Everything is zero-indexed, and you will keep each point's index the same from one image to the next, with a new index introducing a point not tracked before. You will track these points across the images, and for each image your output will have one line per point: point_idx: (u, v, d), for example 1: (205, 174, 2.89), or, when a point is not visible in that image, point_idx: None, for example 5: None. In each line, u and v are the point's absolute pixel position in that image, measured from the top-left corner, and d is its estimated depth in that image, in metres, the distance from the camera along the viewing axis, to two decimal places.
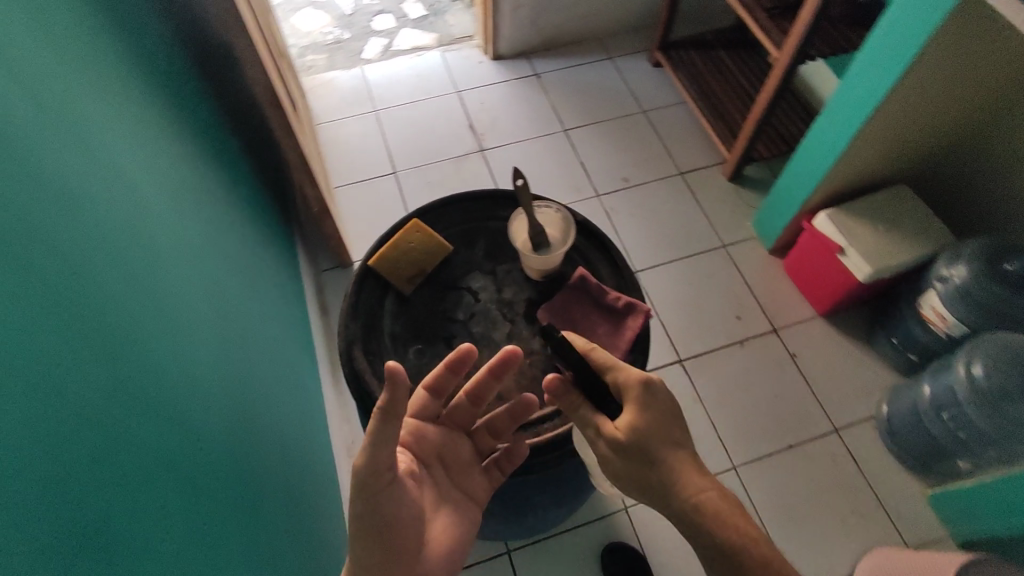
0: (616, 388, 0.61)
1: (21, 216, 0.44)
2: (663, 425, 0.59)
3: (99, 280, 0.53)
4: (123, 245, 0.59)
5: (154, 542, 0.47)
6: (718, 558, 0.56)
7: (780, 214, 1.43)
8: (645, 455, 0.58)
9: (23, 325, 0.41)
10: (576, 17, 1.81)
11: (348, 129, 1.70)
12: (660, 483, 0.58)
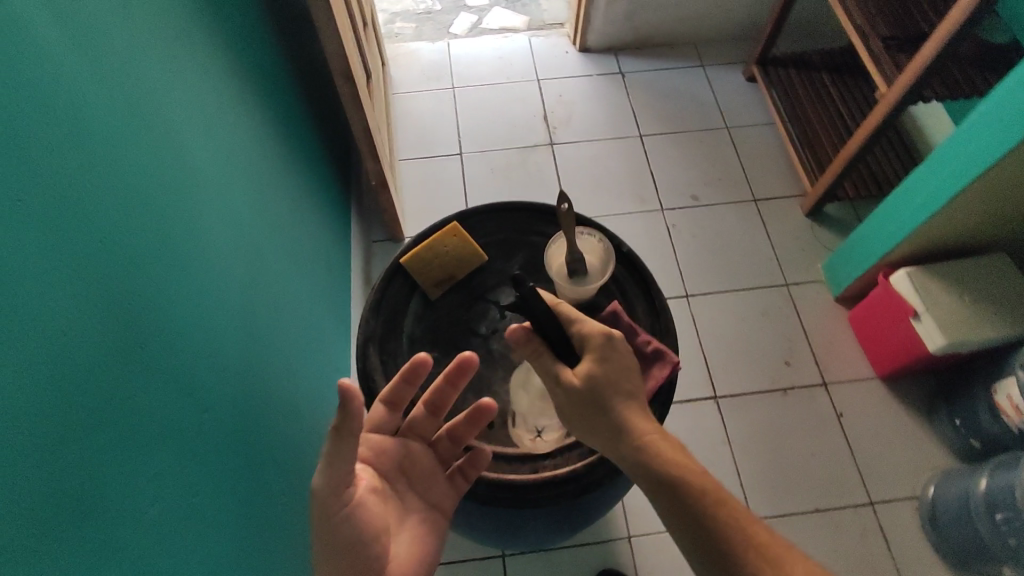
0: (578, 338, 0.60)
1: (52, 173, 0.45)
2: (620, 374, 0.59)
3: (127, 241, 0.53)
4: (160, 205, 0.60)
5: (130, 509, 0.48)
6: (671, 504, 0.52)
7: (854, 263, 1.32)
8: (600, 402, 0.58)
9: (32, 283, 0.41)
10: (673, 19, 1.72)
11: (422, 102, 1.69)
12: (614, 431, 0.57)
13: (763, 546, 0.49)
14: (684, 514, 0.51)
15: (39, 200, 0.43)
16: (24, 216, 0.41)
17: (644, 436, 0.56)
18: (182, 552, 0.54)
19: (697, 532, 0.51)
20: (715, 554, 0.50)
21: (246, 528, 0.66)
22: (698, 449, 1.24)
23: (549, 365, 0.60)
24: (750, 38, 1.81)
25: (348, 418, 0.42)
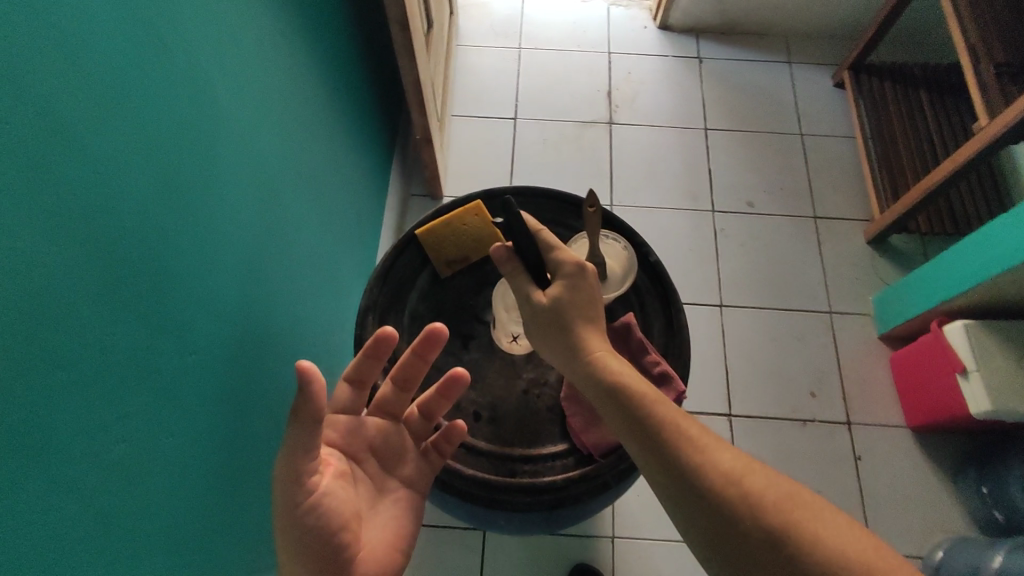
0: (553, 265, 0.60)
1: (56, 100, 0.42)
2: (587, 300, 0.59)
3: (137, 179, 0.51)
4: (181, 142, 0.57)
5: (107, 448, 0.48)
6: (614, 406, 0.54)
7: (908, 304, 1.23)
8: (563, 325, 0.59)
9: (17, 218, 0.39)
10: (766, 6, 1.59)
11: (486, 58, 1.63)
12: (568, 349, 0.59)
13: (698, 443, 0.49)
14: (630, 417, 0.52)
15: (33, 128, 0.40)
16: (17, 143, 0.39)
17: (599, 358, 0.57)
18: (157, 491, 0.54)
19: (642, 439, 0.51)
20: (656, 458, 0.50)
21: (228, 471, 0.66)
22: None
23: (521, 285, 0.61)
24: (847, 39, 1.67)
25: (307, 400, 0.41)
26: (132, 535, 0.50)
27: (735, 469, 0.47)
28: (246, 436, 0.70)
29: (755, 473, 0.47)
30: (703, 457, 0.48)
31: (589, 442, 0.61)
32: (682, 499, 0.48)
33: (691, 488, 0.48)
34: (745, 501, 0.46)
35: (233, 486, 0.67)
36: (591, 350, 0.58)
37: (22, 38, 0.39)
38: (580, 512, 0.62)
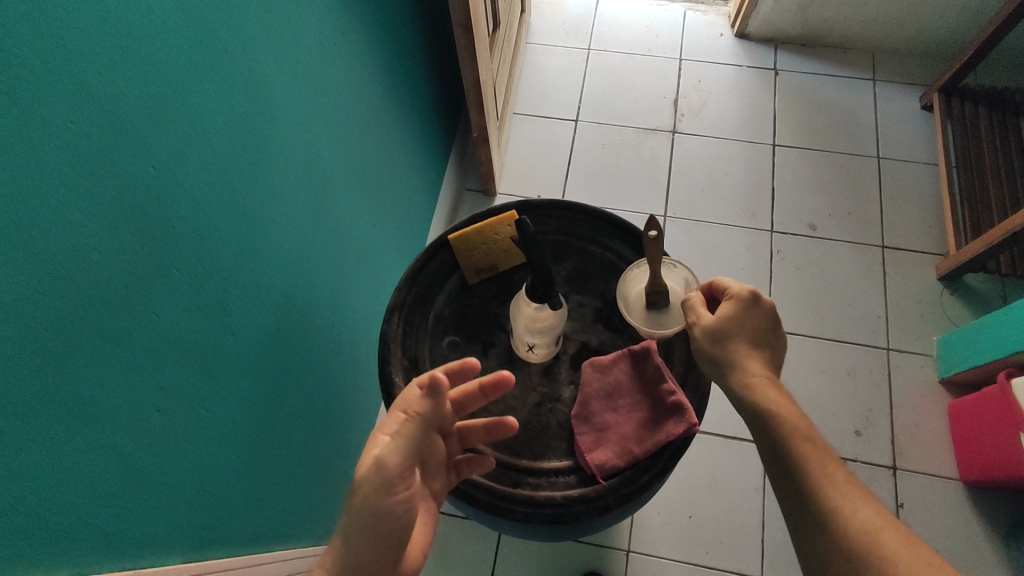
0: (728, 291, 0.65)
1: (118, 105, 0.47)
2: (763, 320, 0.63)
3: (186, 173, 0.55)
4: (231, 139, 0.61)
5: (143, 417, 0.53)
6: (765, 434, 0.58)
7: (978, 349, 1.15)
8: (729, 341, 0.62)
9: (71, 212, 0.44)
10: (854, 18, 1.50)
11: (553, 57, 1.63)
12: (724, 365, 0.62)
13: (839, 488, 0.53)
14: (777, 452, 0.57)
15: (94, 130, 0.45)
16: (69, 143, 0.43)
17: (754, 381, 0.60)
18: (188, 458, 0.59)
19: (781, 467, 0.57)
20: (780, 473, 0.57)
21: (259, 444, 0.72)
22: (726, 490, 1.18)
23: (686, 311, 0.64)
24: (942, 58, 1.55)
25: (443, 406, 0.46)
26: (163, 495, 0.56)
27: (870, 522, 0.51)
28: (278, 412, 0.75)
29: (894, 533, 0.50)
30: (840, 503, 0.52)
31: (596, 463, 0.61)
32: (807, 534, 0.53)
33: (817, 528, 0.53)
34: (868, 550, 0.49)
35: (259, 458, 0.72)
36: (745, 373, 0.61)
37: (83, 46, 0.43)
38: (580, 530, 0.63)
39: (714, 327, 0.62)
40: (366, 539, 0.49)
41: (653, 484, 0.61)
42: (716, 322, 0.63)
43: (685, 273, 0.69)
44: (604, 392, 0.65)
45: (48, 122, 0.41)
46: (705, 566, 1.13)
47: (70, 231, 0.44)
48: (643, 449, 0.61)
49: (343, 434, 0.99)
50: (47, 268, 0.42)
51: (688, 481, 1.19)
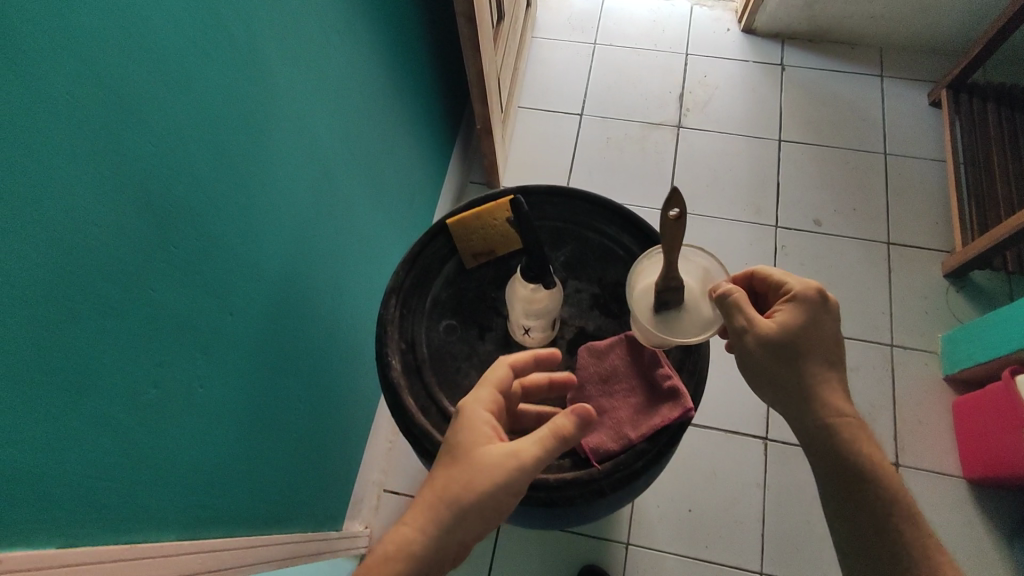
0: (799, 298, 0.65)
1: (120, 82, 0.47)
2: (834, 333, 0.65)
3: (187, 152, 0.55)
4: (232, 121, 0.61)
5: (139, 392, 0.53)
6: (844, 464, 0.65)
7: (984, 346, 1.14)
8: (800, 354, 0.64)
9: (73, 186, 0.44)
10: (862, 13, 1.49)
11: (559, 51, 1.63)
12: (805, 387, 0.64)
13: (909, 521, 0.63)
14: (856, 485, 0.65)
15: (95, 105, 0.45)
16: (75, 119, 0.44)
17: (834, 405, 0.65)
18: (184, 435, 0.60)
19: (859, 498, 0.64)
20: (856, 505, 0.65)
21: (254, 426, 0.72)
22: (727, 485, 1.17)
23: (742, 312, 0.62)
24: (950, 54, 1.54)
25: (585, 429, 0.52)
26: (157, 471, 0.57)
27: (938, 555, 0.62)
28: (274, 393, 0.76)
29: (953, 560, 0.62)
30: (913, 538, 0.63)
31: (591, 447, 0.62)
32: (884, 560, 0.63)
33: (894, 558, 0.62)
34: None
35: (255, 440, 0.73)
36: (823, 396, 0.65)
37: (87, 22, 0.44)
38: (574, 515, 0.63)
39: (784, 338, 0.63)
40: (471, 525, 0.49)
41: (646, 469, 0.61)
42: (783, 331, 0.63)
43: (705, 261, 0.67)
44: (603, 377, 0.65)
45: (57, 97, 0.42)
46: (705, 560, 1.12)
47: (73, 205, 0.44)
48: (638, 433, 0.62)
49: (340, 420, 0.99)
50: (50, 239, 0.43)
51: (688, 475, 1.18)
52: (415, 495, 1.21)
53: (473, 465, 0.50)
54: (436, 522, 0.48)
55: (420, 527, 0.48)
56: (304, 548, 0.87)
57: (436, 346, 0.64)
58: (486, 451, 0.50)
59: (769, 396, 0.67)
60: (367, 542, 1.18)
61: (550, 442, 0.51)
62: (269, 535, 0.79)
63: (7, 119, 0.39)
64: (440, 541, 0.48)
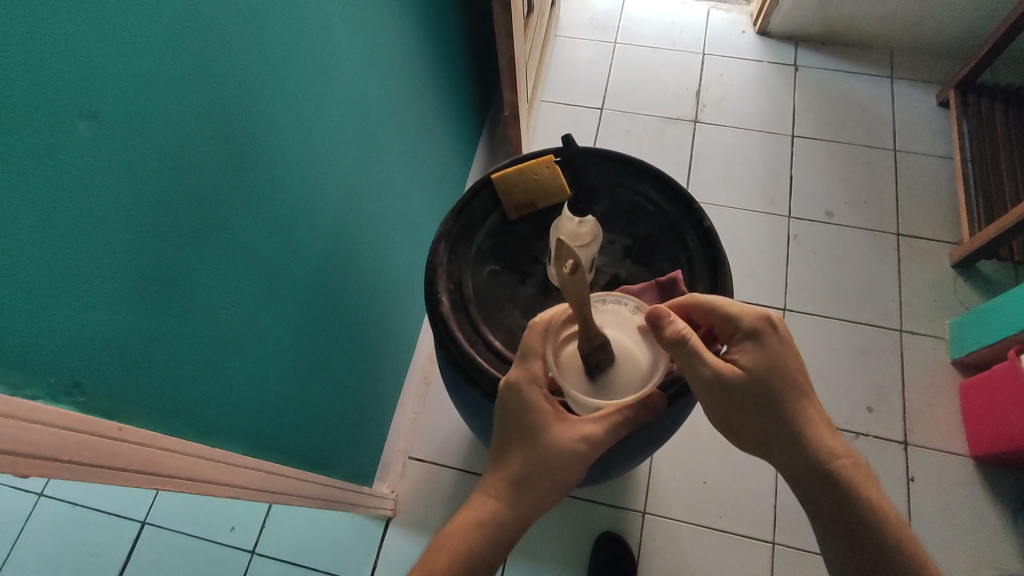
0: (754, 332, 0.60)
1: (225, 24, 0.53)
2: (796, 364, 0.60)
3: (266, 96, 0.61)
4: (302, 74, 0.67)
5: (219, 310, 0.59)
6: (835, 500, 0.61)
7: (990, 329, 1.18)
8: (774, 397, 0.59)
9: (180, 109, 0.50)
10: (873, 16, 1.56)
11: (581, 50, 1.70)
12: (788, 433, 0.60)
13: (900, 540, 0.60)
14: (849, 519, 0.61)
15: (205, 41, 0.51)
16: (189, 51, 0.50)
17: (822, 443, 0.61)
18: (250, 359, 0.65)
19: (851, 529, 0.61)
20: (850, 540, 0.61)
21: (304, 365, 0.78)
22: (739, 460, 1.22)
23: (704, 361, 0.57)
24: (958, 58, 1.60)
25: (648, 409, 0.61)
26: (229, 387, 0.62)
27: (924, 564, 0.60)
28: (321, 339, 0.81)
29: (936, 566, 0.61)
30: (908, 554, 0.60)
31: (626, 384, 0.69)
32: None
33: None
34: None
35: (305, 379, 0.78)
36: (810, 438, 0.60)
37: None
38: None
39: (750, 384, 0.59)
40: (544, 496, 0.60)
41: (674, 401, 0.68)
42: (748, 375, 0.59)
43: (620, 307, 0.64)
44: None
45: (176, 27, 0.48)
46: (718, 530, 1.17)
47: (181, 125, 0.50)
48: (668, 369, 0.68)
49: (373, 380, 1.05)
50: (163, 155, 0.49)
51: (702, 450, 1.23)
52: (439, 463, 1.27)
53: (547, 449, 0.59)
54: (515, 497, 0.59)
55: (502, 498, 0.59)
56: (340, 491, 0.92)
57: (480, 288, 0.69)
58: (557, 436, 0.60)
59: (756, 452, 0.62)
60: (393, 506, 1.23)
61: (611, 422, 0.61)
62: (314, 473, 0.84)
63: (140, 42, 0.44)
64: (518, 507, 0.60)
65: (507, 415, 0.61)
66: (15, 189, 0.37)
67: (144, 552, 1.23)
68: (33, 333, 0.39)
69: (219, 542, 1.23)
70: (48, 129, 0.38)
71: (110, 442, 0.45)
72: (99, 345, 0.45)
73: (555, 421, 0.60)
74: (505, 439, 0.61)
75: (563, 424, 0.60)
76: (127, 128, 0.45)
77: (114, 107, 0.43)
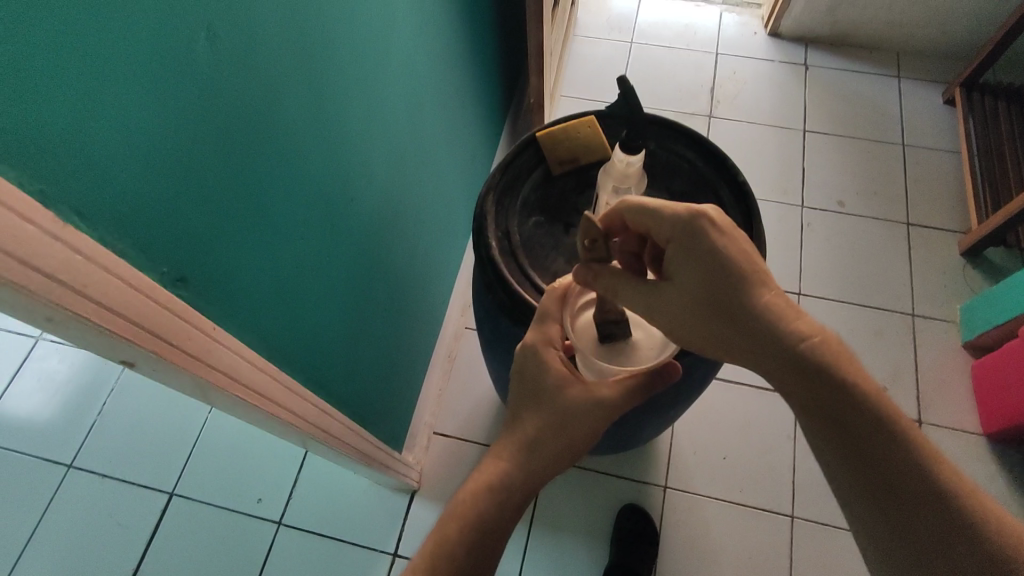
0: (672, 232, 0.53)
1: None
2: (727, 251, 0.52)
3: (340, 40, 0.64)
4: (369, 27, 0.71)
5: (293, 241, 0.61)
6: (824, 401, 0.53)
7: (1000, 310, 1.22)
8: (717, 298, 0.52)
9: (276, 36, 0.53)
10: (881, 18, 1.62)
11: (599, 49, 1.76)
12: (745, 335, 0.52)
13: (896, 435, 0.54)
14: (841, 420, 0.54)
15: None
16: None
17: (792, 337, 0.52)
18: (314, 296, 0.68)
19: (847, 433, 0.54)
20: (847, 448, 0.55)
21: (355, 316, 0.81)
22: (757, 437, 1.25)
23: (628, 288, 0.56)
24: (962, 60, 1.67)
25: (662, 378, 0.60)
26: (296, 319, 0.65)
27: (931, 467, 0.55)
28: (369, 292, 0.84)
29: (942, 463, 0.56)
30: (905, 452, 0.55)
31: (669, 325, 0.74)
32: (881, 503, 0.56)
33: (890, 491, 0.55)
34: (931, 488, 0.55)
35: (355, 329, 0.82)
36: (776, 336, 0.52)
37: None
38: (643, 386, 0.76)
39: (687, 294, 0.54)
40: (550, 460, 0.61)
41: None
42: (681, 285, 0.54)
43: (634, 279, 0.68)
44: None
45: None
46: (738, 503, 1.19)
47: (275, 51, 0.53)
48: None
49: (407, 346, 1.07)
50: (260, 76, 0.51)
51: (721, 426, 1.26)
52: (463, 438, 1.29)
53: (560, 412, 0.61)
54: (524, 461, 0.61)
55: (510, 459, 0.61)
56: (375, 448, 0.95)
57: (527, 236, 0.73)
58: (568, 400, 0.61)
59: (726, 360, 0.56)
60: (419, 479, 1.26)
61: (628, 385, 0.61)
62: (358, 424, 0.87)
63: None
64: (526, 470, 0.61)
65: (524, 379, 0.63)
66: (153, 77, 0.40)
67: (171, 522, 1.24)
68: (149, 219, 0.42)
69: (247, 514, 1.24)
70: (177, 29, 0.41)
71: (205, 337, 0.48)
72: (200, 247, 0.47)
73: (572, 383, 0.62)
74: (522, 403, 0.63)
75: (579, 385, 0.61)
76: (236, 43, 0.47)
77: (228, 20, 0.46)
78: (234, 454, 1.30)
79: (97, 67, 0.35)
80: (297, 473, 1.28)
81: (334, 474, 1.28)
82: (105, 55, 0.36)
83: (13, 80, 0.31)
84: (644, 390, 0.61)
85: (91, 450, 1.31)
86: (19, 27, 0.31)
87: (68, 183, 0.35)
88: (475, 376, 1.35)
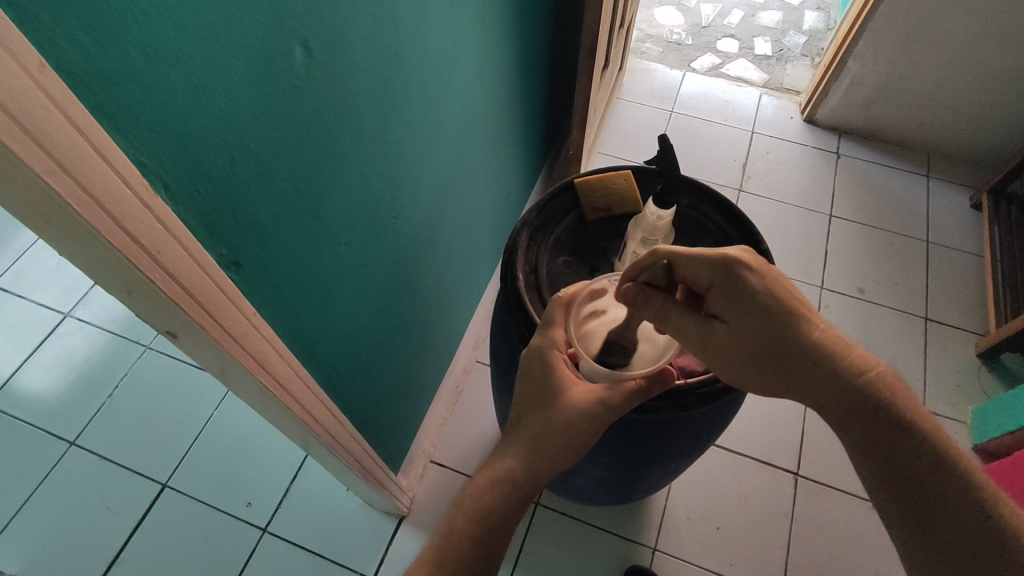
0: (719, 279, 0.59)
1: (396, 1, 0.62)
2: (770, 290, 0.58)
3: (409, 70, 0.70)
4: (437, 61, 0.76)
5: (337, 248, 0.64)
6: (882, 431, 0.57)
7: (1009, 417, 1.21)
8: (770, 336, 0.58)
9: (355, 59, 0.58)
10: (914, 119, 1.68)
11: (640, 113, 1.84)
12: (805, 370, 0.58)
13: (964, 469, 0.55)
14: (906, 453, 0.56)
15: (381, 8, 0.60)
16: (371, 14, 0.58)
17: (846, 370, 0.57)
18: (348, 302, 0.71)
19: (913, 465, 0.56)
20: (911, 481, 0.56)
21: (381, 330, 0.84)
22: (754, 511, 1.23)
23: (684, 323, 0.60)
24: (992, 168, 1.70)
25: (656, 381, 0.64)
26: (329, 321, 0.68)
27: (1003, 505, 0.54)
28: (398, 308, 0.87)
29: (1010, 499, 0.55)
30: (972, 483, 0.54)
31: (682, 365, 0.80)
32: (945, 530, 0.54)
33: (954, 519, 0.54)
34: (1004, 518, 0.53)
35: (378, 341, 0.84)
36: (833, 370, 0.57)
37: None
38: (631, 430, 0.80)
39: (739, 335, 0.59)
40: (557, 454, 0.61)
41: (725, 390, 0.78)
42: (734, 327, 0.59)
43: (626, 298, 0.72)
44: None
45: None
46: None
47: (353, 70, 0.58)
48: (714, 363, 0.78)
49: (420, 368, 1.09)
50: (337, 91, 0.56)
51: (718, 494, 1.25)
52: (459, 471, 1.29)
53: (565, 407, 0.61)
54: (530, 455, 0.60)
55: (517, 453, 0.61)
56: (374, 465, 0.95)
57: (554, 274, 0.76)
58: (574, 396, 0.62)
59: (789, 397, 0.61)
60: (409, 505, 1.25)
61: (626, 389, 0.63)
62: (363, 435, 0.89)
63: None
64: (532, 464, 0.60)
65: (528, 379, 0.65)
66: (252, 79, 0.45)
67: (160, 512, 1.24)
68: (222, 202, 0.46)
69: (235, 516, 1.24)
70: (278, 41, 0.46)
71: (244, 321, 0.51)
72: (258, 237, 0.51)
73: (574, 384, 0.63)
74: (526, 402, 0.64)
75: (579, 385, 0.63)
76: (323, 61, 0.53)
77: (320, 41, 0.51)
78: (232, 454, 1.31)
79: (211, 64, 0.40)
80: (290, 482, 1.28)
81: (325, 488, 1.28)
82: (217, 53, 0.41)
83: (145, 64, 0.36)
84: (643, 393, 0.63)
85: (98, 428, 1.33)
86: (159, 21, 0.36)
87: (164, 159, 0.39)
88: (479, 410, 1.36)
